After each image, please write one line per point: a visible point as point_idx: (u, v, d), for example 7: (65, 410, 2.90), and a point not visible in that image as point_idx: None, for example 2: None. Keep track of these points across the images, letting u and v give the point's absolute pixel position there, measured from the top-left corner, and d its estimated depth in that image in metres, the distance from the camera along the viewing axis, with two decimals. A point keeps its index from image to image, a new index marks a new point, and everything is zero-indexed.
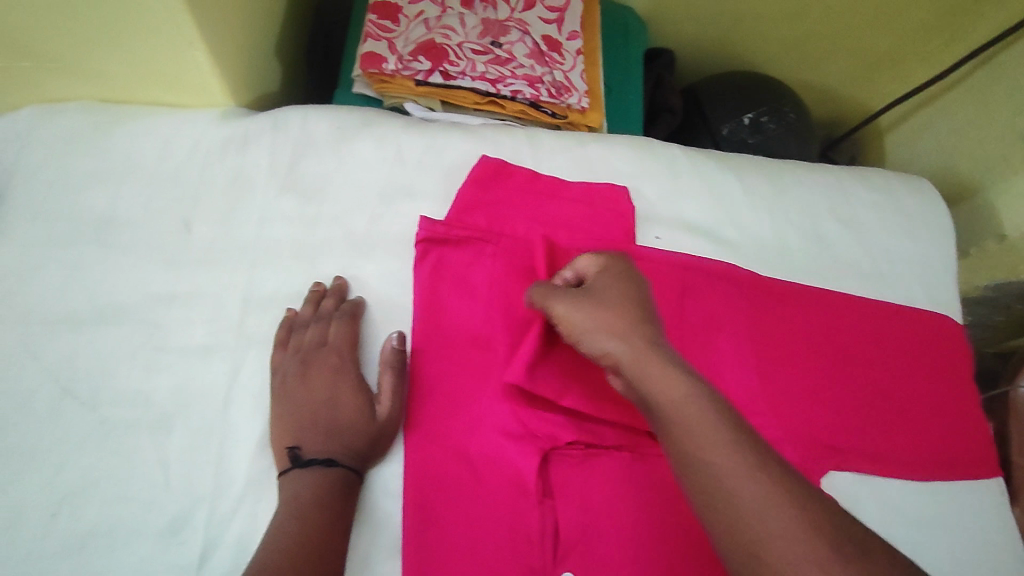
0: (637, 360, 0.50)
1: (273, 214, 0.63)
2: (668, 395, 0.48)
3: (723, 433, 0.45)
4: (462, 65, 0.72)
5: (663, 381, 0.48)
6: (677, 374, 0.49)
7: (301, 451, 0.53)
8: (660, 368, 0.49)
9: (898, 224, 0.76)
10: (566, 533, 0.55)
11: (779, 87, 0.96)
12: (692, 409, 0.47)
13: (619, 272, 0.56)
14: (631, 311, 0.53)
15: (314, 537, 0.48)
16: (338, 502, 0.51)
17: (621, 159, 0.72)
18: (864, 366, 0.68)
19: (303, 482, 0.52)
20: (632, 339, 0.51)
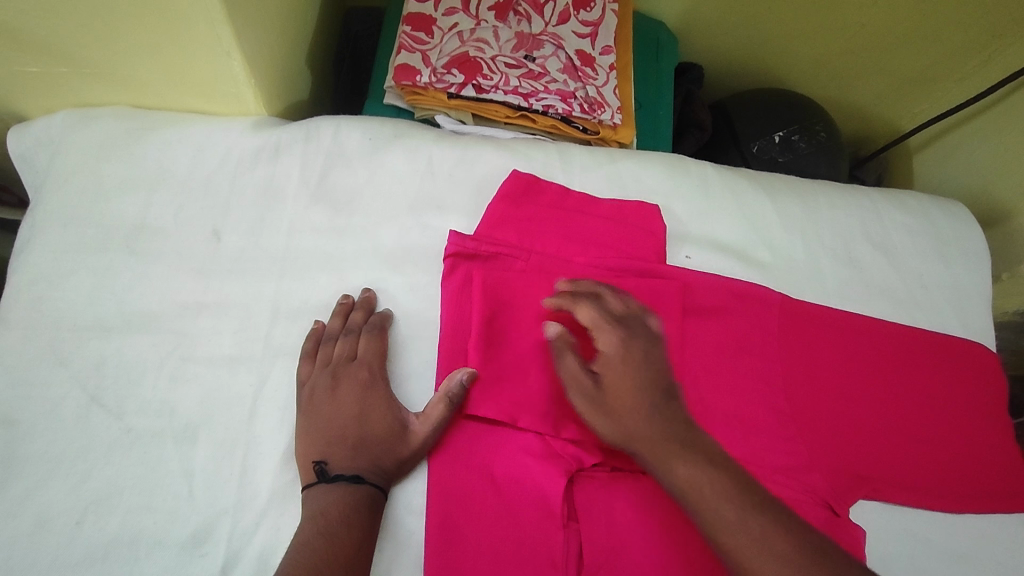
0: (651, 450, 0.51)
1: (304, 224, 0.63)
2: (684, 483, 0.49)
3: (730, 519, 0.47)
4: (495, 79, 0.71)
5: (675, 471, 0.50)
6: (685, 460, 0.50)
7: (327, 466, 0.53)
8: (673, 456, 0.50)
9: (935, 249, 0.74)
10: (591, 558, 0.54)
11: (811, 105, 0.95)
12: (707, 497, 0.48)
13: (626, 343, 0.55)
14: (640, 393, 0.53)
15: (339, 555, 0.48)
16: (364, 519, 0.51)
17: (653, 176, 0.71)
18: (898, 395, 0.66)
19: (329, 497, 0.51)
20: (642, 427, 0.52)
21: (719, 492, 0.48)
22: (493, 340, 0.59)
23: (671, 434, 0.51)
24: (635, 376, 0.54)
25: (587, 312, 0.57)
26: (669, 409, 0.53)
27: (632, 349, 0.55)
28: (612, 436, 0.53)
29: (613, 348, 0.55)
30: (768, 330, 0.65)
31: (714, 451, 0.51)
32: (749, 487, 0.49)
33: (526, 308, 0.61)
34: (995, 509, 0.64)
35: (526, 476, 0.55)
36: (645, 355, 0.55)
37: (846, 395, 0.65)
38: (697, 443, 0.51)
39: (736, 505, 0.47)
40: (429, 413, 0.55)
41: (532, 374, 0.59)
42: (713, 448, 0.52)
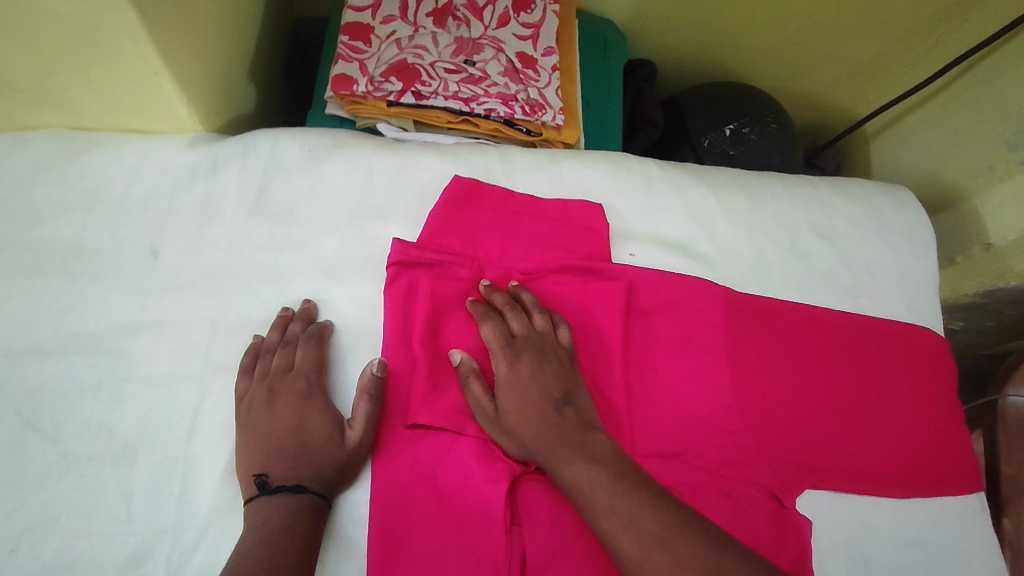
0: (551, 461, 0.53)
1: (242, 239, 0.63)
2: (576, 488, 0.51)
3: (614, 513, 0.49)
4: (434, 85, 0.71)
5: (568, 474, 0.52)
6: (575, 462, 0.52)
7: (268, 478, 0.53)
8: (566, 462, 0.53)
9: (883, 236, 0.73)
10: (534, 560, 0.54)
11: (763, 97, 0.94)
12: (597, 497, 0.50)
13: (515, 353, 0.58)
14: (536, 409, 0.56)
15: (278, 566, 0.47)
16: (306, 528, 0.50)
17: (596, 175, 0.71)
18: (848, 384, 0.66)
19: (271, 508, 0.51)
20: (540, 442, 0.54)
21: (606, 494, 0.50)
22: (436, 351, 0.60)
23: (567, 442, 0.54)
24: (534, 391, 0.57)
25: (488, 323, 0.60)
26: (561, 416, 0.56)
27: (528, 365, 0.58)
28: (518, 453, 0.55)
29: (507, 371, 0.58)
30: (714, 325, 0.65)
31: (604, 451, 0.54)
32: (638, 484, 0.52)
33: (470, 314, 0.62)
34: (944, 493, 0.65)
35: (468, 482, 0.55)
36: (536, 368, 0.58)
37: (796, 385, 0.65)
38: (582, 445, 0.54)
39: (622, 499, 0.50)
40: (359, 407, 0.56)
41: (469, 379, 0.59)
42: (599, 449, 0.54)
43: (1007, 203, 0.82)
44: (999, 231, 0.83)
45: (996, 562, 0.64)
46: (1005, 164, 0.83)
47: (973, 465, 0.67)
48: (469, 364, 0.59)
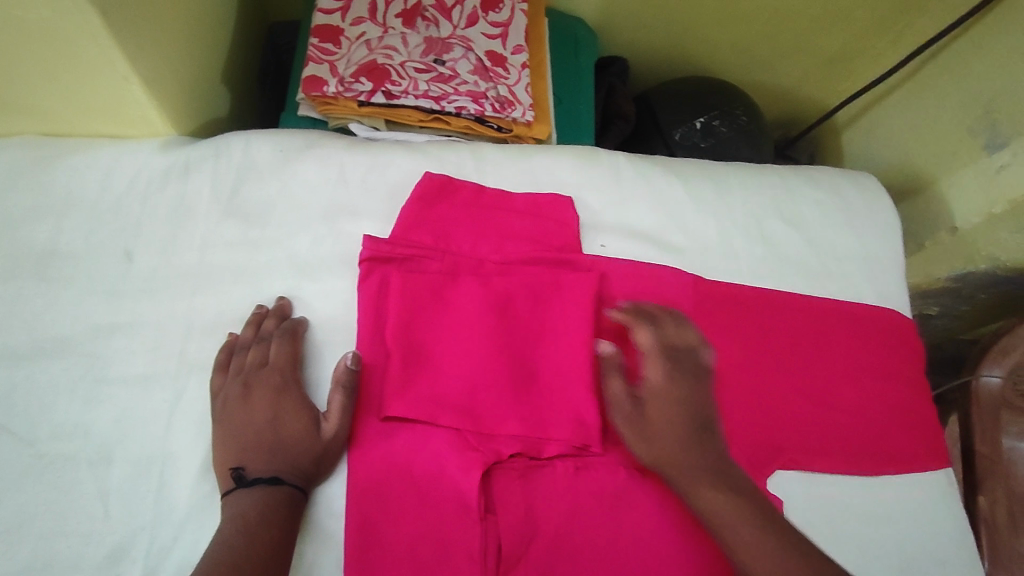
0: (683, 478, 0.55)
1: (216, 240, 0.64)
2: (711, 509, 0.53)
3: (751, 544, 0.51)
4: (404, 84, 0.72)
5: (705, 495, 0.54)
6: (712, 486, 0.54)
7: (244, 471, 0.53)
8: (703, 484, 0.54)
9: (849, 222, 0.75)
10: (508, 547, 0.55)
11: (733, 90, 0.95)
12: (736, 522, 0.52)
13: (675, 366, 0.58)
14: (691, 423, 0.57)
15: (255, 556, 0.48)
16: (283, 519, 0.51)
17: (565, 169, 0.72)
18: (816, 366, 0.68)
19: (247, 500, 0.52)
20: (691, 458, 0.55)
21: (742, 522, 0.52)
22: (410, 344, 0.61)
23: (716, 461, 0.55)
24: (689, 406, 0.57)
25: (643, 330, 0.60)
26: (704, 437, 0.56)
27: (675, 380, 0.58)
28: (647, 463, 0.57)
29: (659, 381, 0.58)
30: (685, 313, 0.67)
31: (742, 479, 0.55)
32: (773, 513, 0.53)
33: (444, 307, 0.63)
34: (912, 470, 0.66)
35: (444, 472, 0.57)
36: (680, 384, 0.58)
37: (766, 369, 0.66)
38: (721, 469, 0.55)
39: (766, 530, 0.52)
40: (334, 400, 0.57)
41: (443, 372, 0.61)
42: (739, 476, 0.55)
43: (970, 187, 0.84)
44: (964, 216, 0.84)
45: (966, 536, 0.65)
46: (968, 149, 0.85)
47: (940, 442, 0.69)
48: (609, 368, 0.60)
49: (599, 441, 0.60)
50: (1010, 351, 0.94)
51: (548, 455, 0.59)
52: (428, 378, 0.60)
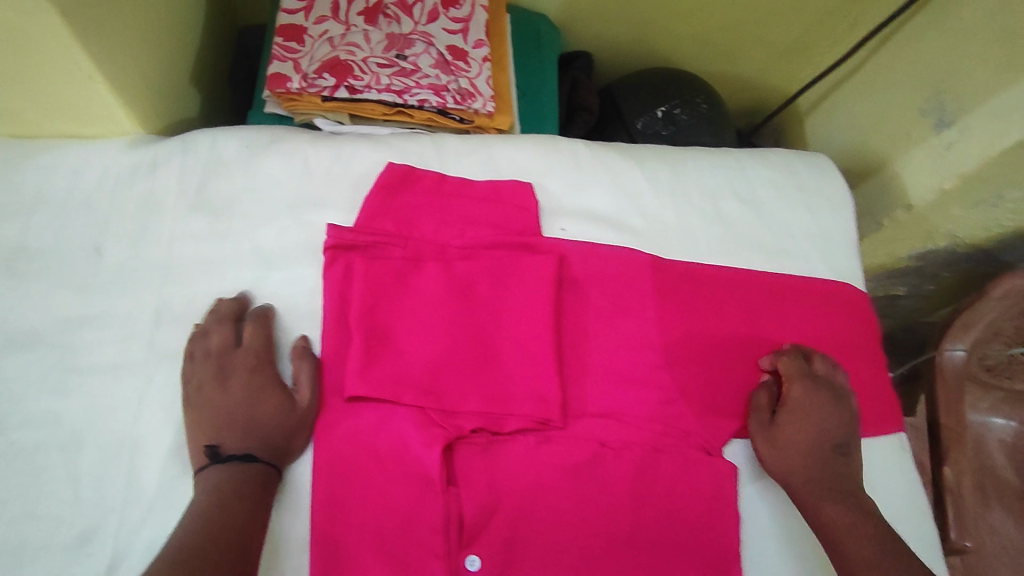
0: (811, 494, 0.60)
1: (184, 233, 0.66)
2: (834, 526, 0.58)
3: (872, 563, 0.55)
4: (366, 79, 0.74)
5: (830, 512, 0.59)
6: (841, 504, 0.59)
7: (219, 449, 0.55)
8: (830, 501, 0.60)
9: (803, 201, 0.77)
10: (470, 517, 0.58)
11: (693, 80, 0.98)
12: (855, 540, 0.57)
13: (812, 393, 0.65)
14: (815, 447, 0.62)
15: (232, 527, 0.50)
16: (256, 493, 0.53)
17: (525, 156, 0.74)
18: (774, 339, 0.70)
19: (221, 475, 0.53)
20: (816, 475, 0.61)
21: (865, 541, 0.57)
22: (374, 327, 0.63)
23: (834, 477, 0.61)
24: (813, 429, 0.63)
25: (785, 356, 0.67)
26: (838, 462, 0.62)
27: (826, 401, 0.65)
28: (773, 473, 0.63)
29: (803, 403, 0.64)
30: (644, 291, 0.69)
31: (865, 504, 0.60)
32: (892, 533, 0.58)
33: (408, 292, 0.65)
34: (865, 436, 0.68)
35: (407, 448, 0.59)
36: (824, 411, 0.64)
37: (724, 343, 0.68)
38: (848, 492, 0.60)
39: (884, 552, 0.56)
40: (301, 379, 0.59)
41: (408, 354, 0.63)
42: (866, 502, 0.60)
43: (923, 166, 0.86)
44: (919, 193, 0.87)
45: (918, 498, 0.68)
46: (920, 129, 0.87)
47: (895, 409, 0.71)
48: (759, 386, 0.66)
49: (559, 416, 0.62)
50: (972, 324, 0.98)
51: (509, 430, 0.61)
52: (392, 359, 0.62)
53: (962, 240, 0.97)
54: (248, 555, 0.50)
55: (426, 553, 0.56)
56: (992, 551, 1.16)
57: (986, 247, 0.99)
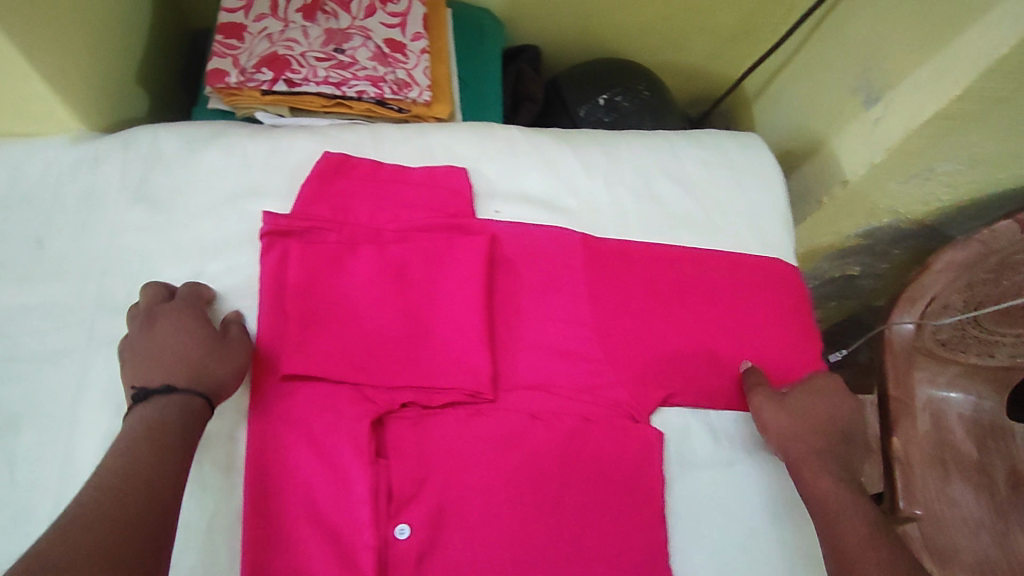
0: (808, 465, 0.62)
1: (125, 224, 0.68)
2: (824, 497, 0.60)
3: (856, 531, 0.56)
4: (304, 72, 0.76)
5: (822, 483, 0.61)
6: (833, 478, 0.61)
7: (142, 387, 0.56)
8: (823, 475, 0.61)
9: (733, 179, 0.79)
10: (398, 488, 0.60)
11: (635, 68, 1.00)
12: (841, 510, 0.58)
13: (832, 387, 0.68)
14: (822, 428, 0.65)
15: (155, 469, 0.50)
16: (176, 425, 0.53)
17: (460, 142, 0.76)
18: (704, 312, 0.72)
19: (143, 410, 0.54)
20: (817, 450, 0.63)
21: (853, 515, 0.58)
22: (308, 309, 0.65)
23: (835, 458, 0.63)
24: (825, 414, 0.66)
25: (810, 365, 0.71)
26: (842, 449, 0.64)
27: (839, 391, 0.67)
28: (775, 440, 0.65)
29: (821, 392, 0.67)
30: (575, 268, 0.71)
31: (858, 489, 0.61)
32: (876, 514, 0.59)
33: (343, 275, 0.67)
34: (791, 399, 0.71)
35: (338, 424, 0.61)
36: (840, 404, 0.66)
37: (655, 316, 0.70)
38: (846, 475, 0.62)
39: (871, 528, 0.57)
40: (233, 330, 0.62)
41: (343, 334, 0.64)
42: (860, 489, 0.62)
43: (854, 142, 0.89)
44: (853, 168, 0.89)
45: None
46: (852, 107, 0.90)
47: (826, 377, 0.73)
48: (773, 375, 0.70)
49: (490, 389, 0.64)
50: (917, 298, 1.02)
51: (439, 404, 0.64)
52: (324, 339, 0.64)
53: (905, 217, 1.01)
54: (173, 501, 0.49)
55: (354, 522, 0.58)
56: (955, 525, 1.17)
57: (928, 223, 1.03)
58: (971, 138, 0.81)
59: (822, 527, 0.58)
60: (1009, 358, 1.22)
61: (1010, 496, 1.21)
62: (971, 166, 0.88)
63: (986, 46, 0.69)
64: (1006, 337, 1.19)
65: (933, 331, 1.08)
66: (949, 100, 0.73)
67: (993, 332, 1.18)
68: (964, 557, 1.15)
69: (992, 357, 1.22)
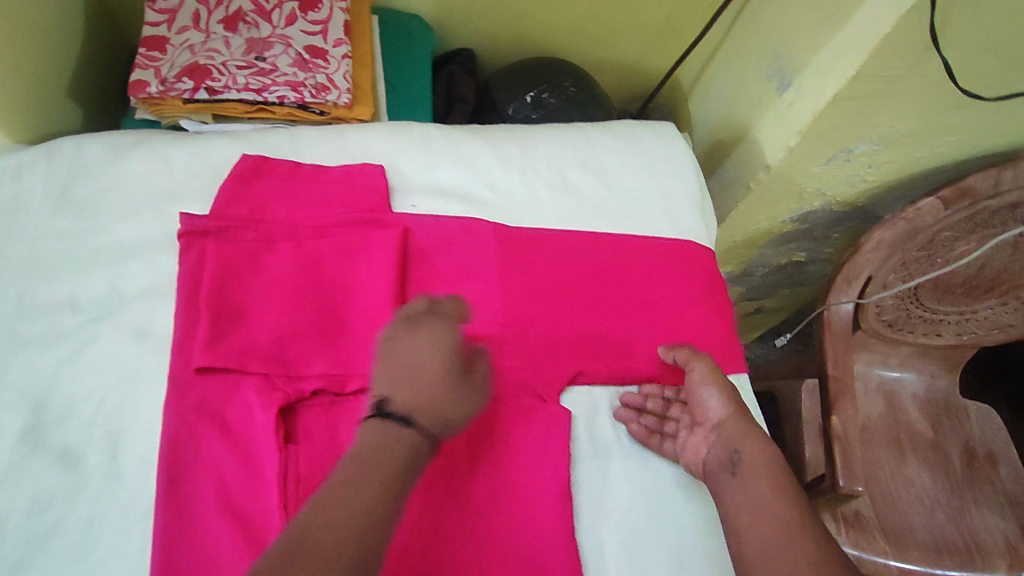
0: (741, 434, 0.64)
1: (48, 231, 0.70)
2: (754, 462, 0.61)
3: (784, 499, 0.58)
4: (224, 80, 0.78)
5: (753, 450, 0.62)
6: (763, 447, 0.63)
7: (386, 402, 0.60)
8: (754, 443, 0.63)
9: (645, 166, 0.82)
10: (304, 472, 0.61)
11: (563, 65, 1.03)
12: (772, 476, 0.60)
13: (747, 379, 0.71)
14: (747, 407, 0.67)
15: (381, 505, 0.54)
16: (411, 459, 0.57)
17: (377, 141, 0.78)
18: (616, 294, 0.74)
19: (386, 430, 0.58)
20: (748, 422, 0.65)
21: (780, 483, 0.60)
22: (223, 305, 0.67)
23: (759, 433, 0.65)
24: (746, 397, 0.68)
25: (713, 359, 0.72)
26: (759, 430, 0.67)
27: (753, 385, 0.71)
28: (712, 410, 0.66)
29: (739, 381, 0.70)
30: (487, 256, 0.73)
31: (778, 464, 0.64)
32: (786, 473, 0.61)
33: (260, 271, 0.69)
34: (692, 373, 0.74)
35: (252, 413, 0.63)
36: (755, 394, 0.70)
37: (565, 300, 0.73)
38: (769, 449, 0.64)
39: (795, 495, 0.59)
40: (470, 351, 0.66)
41: (257, 327, 0.67)
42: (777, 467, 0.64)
43: (771, 128, 0.91)
44: (772, 154, 0.92)
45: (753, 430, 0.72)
46: (768, 94, 0.92)
47: (736, 352, 0.76)
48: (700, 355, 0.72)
49: None
50: (854, 278, 1.01)
51: (351, 390, 0.66)
52: (238, 333, 0.66)
53: (835, 200, 1.03)
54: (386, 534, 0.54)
55: (263, 505, 0.60)
56: (909, 502, 1.16)
57: (859, 206, 1.06)
58: (880, 116, 0.82)
59: (752, 490, 0.60)
60: (955, 336, 1.18)
61: (966, 474, 1.21)
62: (887, 146, 0.89)
63: (874, 26, 0.71)
64: (950, 316, 1.14)
65: (876, 311, 1.11)
66: (846, 81, 0.76)
67: (936, 311, 1.14)
68: (918, 534, 1.14)
69: (940, 336, 1.18)
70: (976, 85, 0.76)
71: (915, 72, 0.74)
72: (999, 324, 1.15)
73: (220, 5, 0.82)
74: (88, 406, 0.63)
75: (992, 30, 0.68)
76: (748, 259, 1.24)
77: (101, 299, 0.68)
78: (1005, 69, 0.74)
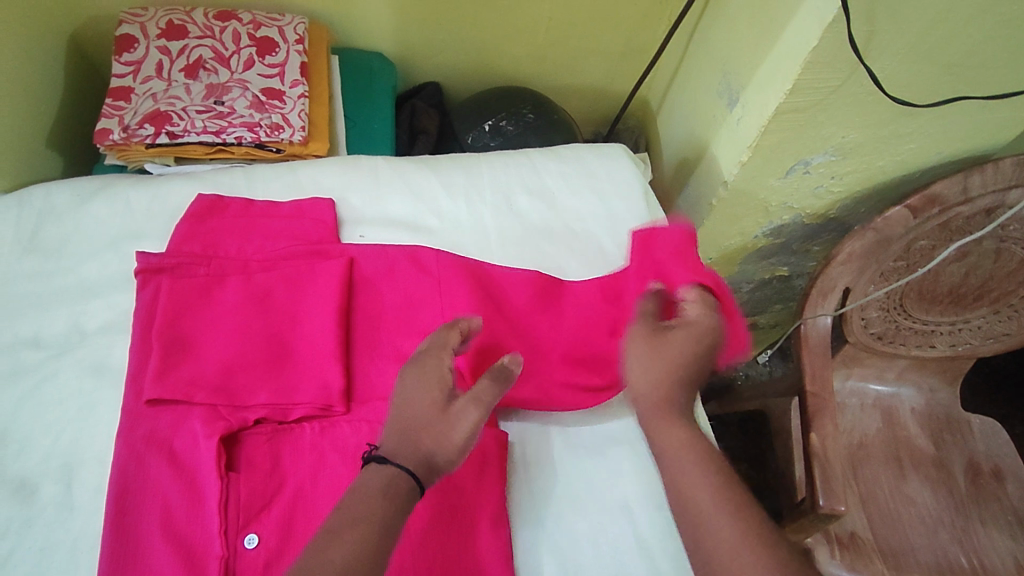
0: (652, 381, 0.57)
1: (16, 274, 0.73)
2: (659, 418, 0.55)
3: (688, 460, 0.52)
4: (183, 124, 0.83)
5: (662, 400, 0.55)
6: (676, 396, 0.56)
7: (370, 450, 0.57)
8: (670, 392, 0.56)
9: (590, 188, 0.83)
10: (248, 499, 0.62)
11: (523, 93, 1.05)
12: (667, 433, 0.54)
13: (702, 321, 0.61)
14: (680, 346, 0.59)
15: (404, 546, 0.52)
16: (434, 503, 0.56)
17: (328, 176, 0.81)
18: (562, 330, 0.73)
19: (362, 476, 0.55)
20: (666, 366, 0.57)
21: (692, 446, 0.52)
22: (175, 337, 0.68)
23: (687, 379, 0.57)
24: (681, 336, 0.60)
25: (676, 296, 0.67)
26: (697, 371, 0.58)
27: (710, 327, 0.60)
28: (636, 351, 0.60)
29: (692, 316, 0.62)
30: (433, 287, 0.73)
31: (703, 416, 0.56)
32: None
33: (211, 302, 0.70)
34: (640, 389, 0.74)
35: (196, 441, 0.63)
36: (695, 338, 0.59)
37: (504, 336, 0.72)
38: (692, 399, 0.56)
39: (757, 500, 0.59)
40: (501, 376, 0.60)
41: (206, 358, 0.67)
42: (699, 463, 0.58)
43: (727, 142, 0.91)
44: (729, 169, 0.92)
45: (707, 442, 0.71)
46: (721, 111, 0.93)
47: None
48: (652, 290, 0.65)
49: (341, 402, 0.66)
50: (830, 291, 0.96)
51: (295, 418, 0.66)
52: (186, 364, 0.66)
53: (806, 212, 1.01)
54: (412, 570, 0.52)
55: (206, 535, 0.60)
56: (910, 522, 1.07)
57: (832, 216, 1.03)
58: (829, 125, 0.82)
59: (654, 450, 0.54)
60: (951, 347, 1.09)
61: (971, 489, 1.11)
62: (844, 157, 0.89)
63: (802, 41, 0.73)
64: (942, 326, 1.06)
65: (862, 323, 1.05)
66: (784, 94, 0.77)
67: (926, 322, 1.05)
68: (919, 555, 1.04)
69: (934, 348, 1.09)
70: (912, 95, 0.77)
71: (850, 83, 0.75)
72: (994, 333, 1.06)
73: (182, 54, 0.87)
74: (46, 438, 0.64)
75: (918, 38, 0.69)
76: (729, 275, 1.21)
77: (63, 336, 0.70)
78: (941, 75, 0.74)
